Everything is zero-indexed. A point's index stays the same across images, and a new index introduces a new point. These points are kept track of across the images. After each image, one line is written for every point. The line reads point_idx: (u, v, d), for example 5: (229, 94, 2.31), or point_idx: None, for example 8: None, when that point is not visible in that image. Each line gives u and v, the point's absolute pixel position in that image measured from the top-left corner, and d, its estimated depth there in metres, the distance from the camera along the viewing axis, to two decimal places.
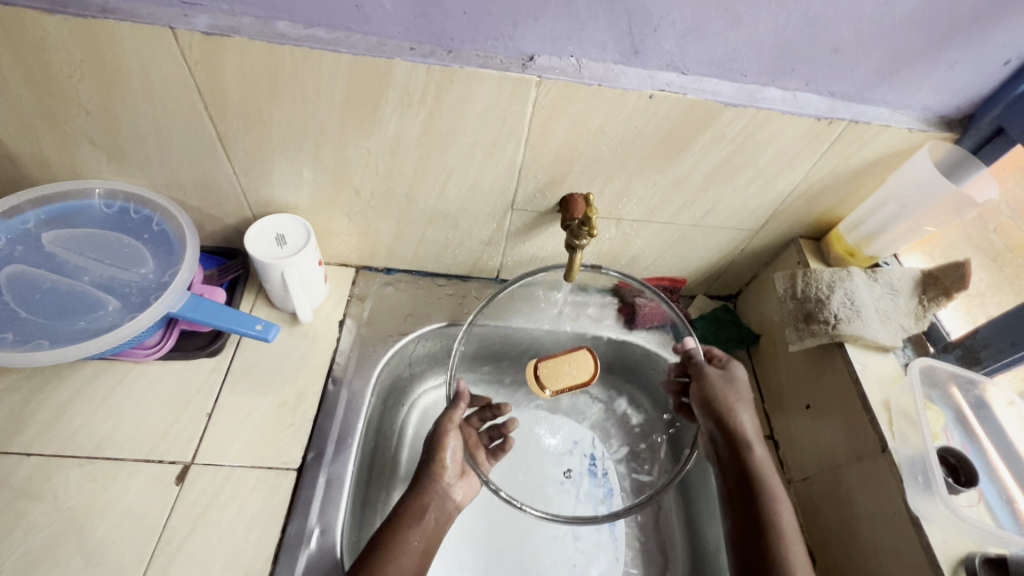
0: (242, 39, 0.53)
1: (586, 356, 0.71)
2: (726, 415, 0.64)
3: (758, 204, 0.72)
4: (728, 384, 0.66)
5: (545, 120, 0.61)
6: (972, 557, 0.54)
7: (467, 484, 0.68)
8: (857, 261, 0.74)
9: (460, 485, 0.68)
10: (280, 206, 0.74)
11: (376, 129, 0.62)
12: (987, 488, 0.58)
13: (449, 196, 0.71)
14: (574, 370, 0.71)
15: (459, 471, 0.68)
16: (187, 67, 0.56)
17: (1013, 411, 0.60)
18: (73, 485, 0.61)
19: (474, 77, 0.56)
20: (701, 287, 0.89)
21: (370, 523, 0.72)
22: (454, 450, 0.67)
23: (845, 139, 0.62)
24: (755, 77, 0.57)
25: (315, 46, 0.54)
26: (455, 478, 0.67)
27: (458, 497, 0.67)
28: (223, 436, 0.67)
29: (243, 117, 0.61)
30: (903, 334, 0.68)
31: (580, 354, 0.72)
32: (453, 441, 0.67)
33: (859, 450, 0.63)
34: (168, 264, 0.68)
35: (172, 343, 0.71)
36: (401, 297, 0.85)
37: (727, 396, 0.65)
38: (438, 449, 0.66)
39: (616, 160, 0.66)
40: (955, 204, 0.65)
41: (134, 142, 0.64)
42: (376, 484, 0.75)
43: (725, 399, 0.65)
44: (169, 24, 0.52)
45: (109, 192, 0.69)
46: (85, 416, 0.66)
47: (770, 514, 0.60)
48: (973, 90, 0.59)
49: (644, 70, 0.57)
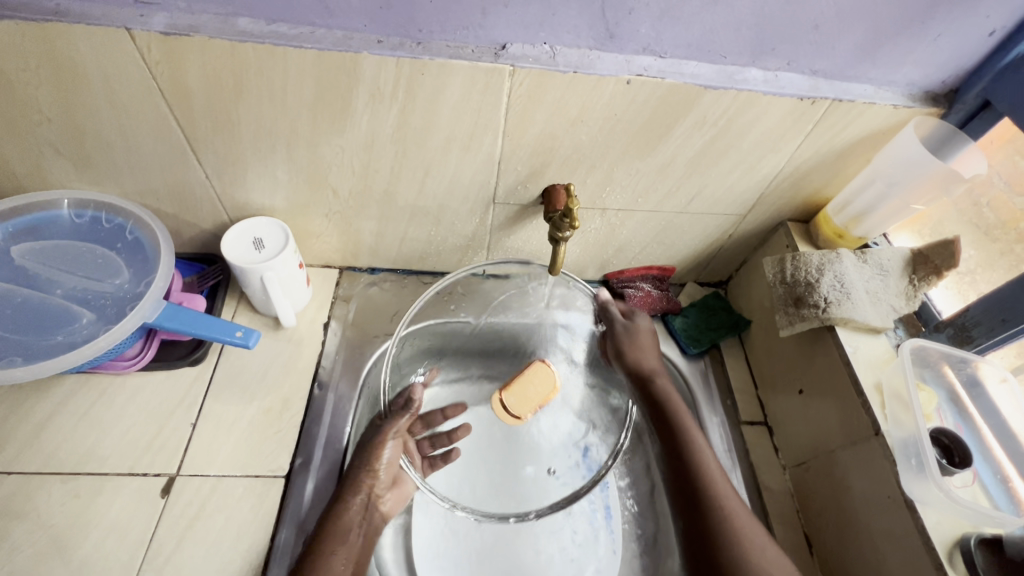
0: (202, 38, 0.51)
1: (546, 369, 0.75)
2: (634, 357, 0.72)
3: (744, 188, 0.70)
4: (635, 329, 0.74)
5: (521, 110, 0.59)
6: (968, 538, 0.53)
7: (398, 492, 0.67)
8: (846, 242, 0.73)
9: (388, 494, 0.67)
10: (256, 209, 0.72)
11: (349, 127, 0.61)
12: (981, 468, 0.57)
13: (429, 191, 0.70)
14: (540, 387, 0.74)
15: (391, 481, 0.67)
16: (147, 69, 0.54)
17: (1006, 388, 0.59)
18: (56, 503, 0.60)
19: (446, 69, 0.54)
20: (690, 274, 0.87)
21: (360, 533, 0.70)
22: (392, 458, 0.66)
23: (829, 119, 0.61)
24: (735, 58, 0.56)
25: (279, 42, 0.52)
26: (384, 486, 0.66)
27: (385, 508, 0.66)
28: (209, 446, 0.66)
29: (209, 119, 0.59)
30: (894, 315, 0.67)
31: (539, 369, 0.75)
32: (392, 449, 0.66)
33: (852, 434, 0.62)
34: (143, 273, 0.67)
35: (153, 353, 0.70)
36: (386, 297, 0.83)
37: (633, 342, 0.73)
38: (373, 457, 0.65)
39: (597, 150, 0.64)
40: (943, 180, 0.64)
41: (100, 149, 0.62)
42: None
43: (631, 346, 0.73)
44: (124, 25, 0.50)
45: (78, 202, 0.67)
46: (66, 432, 0.64)
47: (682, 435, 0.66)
48: (959, 63, 0.57)
49: (621, 55, 0.55)
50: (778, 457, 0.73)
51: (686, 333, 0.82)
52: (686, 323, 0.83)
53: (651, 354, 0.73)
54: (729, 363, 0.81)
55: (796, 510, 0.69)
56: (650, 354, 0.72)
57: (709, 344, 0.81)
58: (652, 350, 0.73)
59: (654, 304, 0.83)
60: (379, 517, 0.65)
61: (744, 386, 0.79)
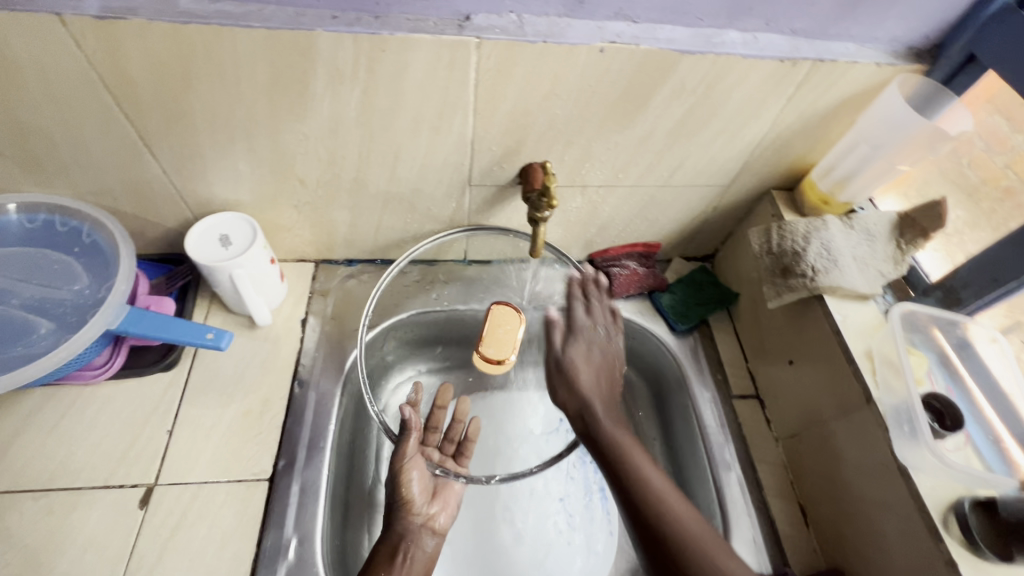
0: (139, 21, 0.47)
1: (504, 310, 0.74)
2: (570, 388, 0.63)
3: (727, 158, 0.68)
4: (574, 354, 0.65)
5: (491, 84, 0.56)
6: (962, 502, 0.52)
7: (444, 503, 0.68)
8: (832, 209, 0.70)
9: (435, 508, 0.68)
10: (221, 205, 0.69)
11: (310, 112, 0.57)
12: (974, 431, 0.55)
13: (401, 176, 0.67)
14: (507, 329, 0.73)
15: (429, 495, 0.68)
16: (86, 58, 0.50)
17: (996, 348, 0.57)
18: (28, 521, 0.57)
19: (408, 43, 0.51)
20: (676, 249, 0.86)
21: (352, 539, 0.68)
22: (420, 477, 0.66)
23: (811, 81, 0.59)
24: (710, 20, 0.54)
25: (224, 23, 0.48)
26: (427, 503, 0.67)
27: (439, 521, 0.67)
28: (187, 453, 0.63)
29: (159, 110, 0.56)
30: (883, 281, 0.65)
31: (495, 313, 0.74)
32: (416, 470, 0.66)
33: (844, 404, 0.61)
34: (104, 278, 0.63)
35: (123, 360, 0.67)
36: (365, 289, 0.81)
37: (572, 365, 0.64)
38: (403, 486, 0.65)
39: (574, 125, 0.62)
40: (929, 140, 0.61)
41: (46, 148, 0.58)
42: (359, 469, 0.74)
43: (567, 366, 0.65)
44: (54, 10, 0.46)
45: (27, 205, 0.63)
46: (35, 447, 0.62)
47: (639, 480, 0.56)
48: (942, 16, 0.55)
49: (592, 21, 0.53)
50: (770, 429, 0.72)
51: (674, 309, 0.81)
52: (674, 299, 0.81)
53: (591, 377, 0.64)
54: (718, 338, 0.80)
55: (789, 481, 0.68)
56: (588, 374, 0.64)
57: (698, 319, 0.80)
58: (590, 367, 0.64)
59: (642, 282, 0.81)
60: (434, 532, 0.67)
61: (735, 360, 0.78)
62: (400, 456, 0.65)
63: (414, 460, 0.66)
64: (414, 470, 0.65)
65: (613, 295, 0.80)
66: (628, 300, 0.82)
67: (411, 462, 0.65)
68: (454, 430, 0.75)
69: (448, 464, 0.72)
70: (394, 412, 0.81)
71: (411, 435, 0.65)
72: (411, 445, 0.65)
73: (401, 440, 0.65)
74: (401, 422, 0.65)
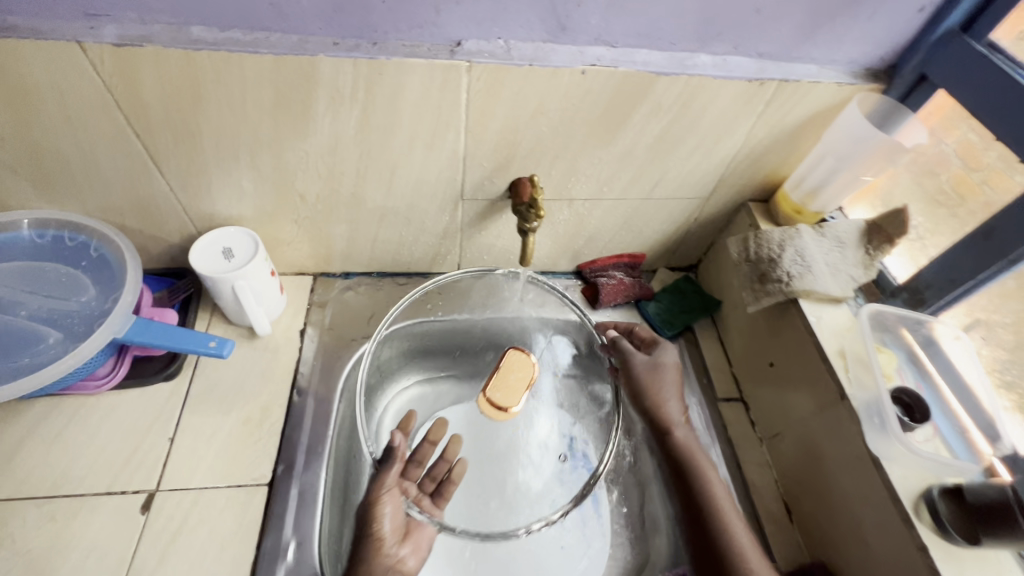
0: (154, 47, 0.51)
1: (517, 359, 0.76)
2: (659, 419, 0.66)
3: (704, 171, 0.72)
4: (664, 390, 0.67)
5: (481, 104, 0.60)
6: (931, 489, 0.54)
7: (415, 544, 0.62)
8: (805, 219, 0.74)
9: (405, 549, 0.61)
10: (224, 220, 0.72)
11: (312, 131, 0.61)
12: (941, 422, 0.58)
13: (397, 192, 0.70)
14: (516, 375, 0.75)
15: (401, 535, 0.61)
16: (102, 82, 0.54)
17: (961, 345, 0.59)
18: (31, 527, 0.59)
19: (403, 67, 0.55)
20: (661, 260, 0.90)
21: None
22: (393, 513, 0.59)
23: (778, 99, 0.63)
24: (683, 45, 0.58)
25: (233, 49, 0.52)
26: (399, 544, 0.60)
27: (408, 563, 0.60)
28: (188, 459, 0.65)
29: (170, 130, 0.59)
30: (854, 285, 0.69)
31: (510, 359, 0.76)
32: (391, 504, 0.59)
33: (820, 400, 0.64)
34: (110, 289, 0.66)
35: (126, 370, 0.69)
36: (362, 300, 0.83)
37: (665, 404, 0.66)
38: (374, 517, 0.58)
39: (559, 142, 0.66)
40: (888, 152, 0.66)
41: (60, 168, 0.61)
42: None
43: (650, 383, 0.67)
44: (75, 38, 0.50)
45: (39, 221, 0.66)
46: (38, 456, 0.63)
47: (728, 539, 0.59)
48: (894, 40, 0.60)
49: (574, 46, 0.57)
50: (754, 430, 0.75)
51: (659, 317, 0.85)
52: (660, 308, 0.85)
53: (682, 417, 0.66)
54: (702, 343, 0.83)
55: (773, 480, 0.70)
56: (675, 405, 0.66)
57: (682, 326, 0.83)
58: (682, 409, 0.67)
59: (629, 291, 0.85)
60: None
61: (719, 365, 0.81)
62: (376, 485, 0.59)
63: (391, 493, 0.59)
64: (388, 503, 0.58)
65: (601, 304, 0.84)
66: (617, 308, 0.86)
67: (387, 493, 0.59)
68: (436, 468, 0.69)
69: (423, 503, 0.64)
70: (387, 432, 0.81)
71: (393, 465, 0.59)
72: (388, 476, 0.59)
73: (381, 470, 0.59)
74: (388, 448, 0.60)
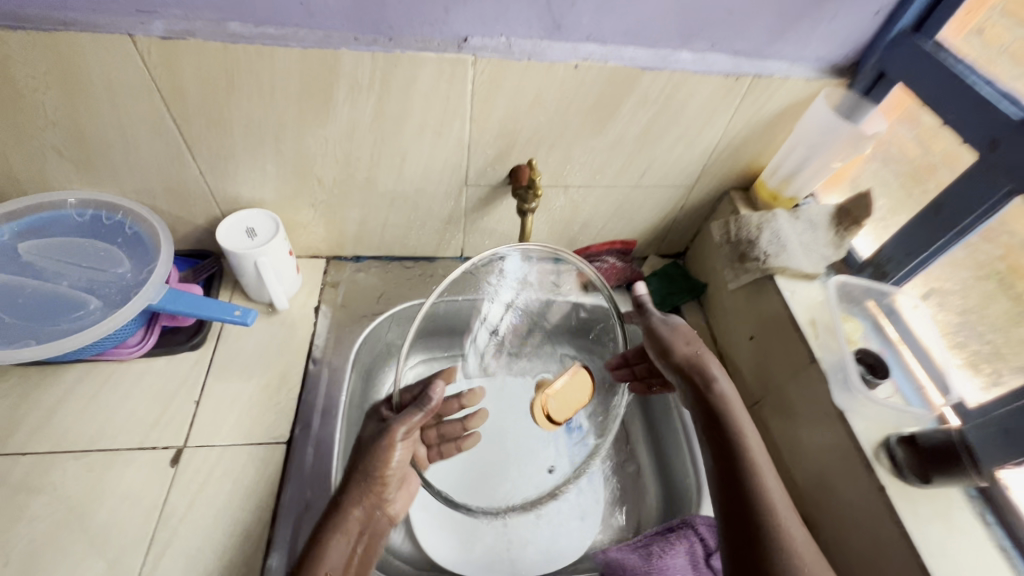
0: (197, 40, 0.58)
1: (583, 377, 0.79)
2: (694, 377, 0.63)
3: (689, 160, 0.79)
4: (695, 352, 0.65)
5: (485, 95, 0.67)
6: (890, 438, 0.60)
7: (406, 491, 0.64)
8: (781, 204, 0.81)
9: (399, 495, 0.62)
10: (247, 203, 0.78)
11: (332, 118, 0.68)
12: (901, 380, 0.65)
13: (407, 177, 0.77)
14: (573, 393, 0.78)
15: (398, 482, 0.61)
16: (147, 71, 0.60)
17: (919, 313, 0.67)
18: (70, 477, 0.64)
19: (416, 60, 0.62)
20: (651, 247, 0.96)
21: None
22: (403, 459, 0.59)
23: (753, 93, 0.70)
24: (666, 42, 0.65)
25: (266, 43, 0.59)
26: (395, 490, 0.60)
27: (395, 509, 0.62)
28: (213, 420, 0.70)
29: (203, 116, 0.66)
30: (825, 263, 0.75)
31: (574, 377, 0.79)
32: (401, 452, 0.59)
33: (794, 365, 0.69)
34: (144, 263, 0.72)
35: (155, 339, 0.74)
36: (371, 280, 0.89)
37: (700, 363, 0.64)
38: (383, 459, 0.57)
39: (555, 131, 0.72)
40: (851, 140, 0.72)
41: (102, 151, 0.68)
42: None
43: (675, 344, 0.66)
44: (127, 32, 0.56)
45: (81, 201, 0.72)
46: (75, 415, 0.69)
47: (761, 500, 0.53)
48: (855, 40, 0.67)
49: (568, 43, 0.64)
50: None
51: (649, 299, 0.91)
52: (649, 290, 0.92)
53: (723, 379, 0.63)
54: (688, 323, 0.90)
55: None
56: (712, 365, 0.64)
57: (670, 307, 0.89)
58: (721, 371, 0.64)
59: (620, 275, 0.92)
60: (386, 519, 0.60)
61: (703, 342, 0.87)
62: (395, 429, 0.58)
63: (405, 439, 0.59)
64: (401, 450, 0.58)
65: None
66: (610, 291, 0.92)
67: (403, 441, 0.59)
68: (448, 428, 0.77)
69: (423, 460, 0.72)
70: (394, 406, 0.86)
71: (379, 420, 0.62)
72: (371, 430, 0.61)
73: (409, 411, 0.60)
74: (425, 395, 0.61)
